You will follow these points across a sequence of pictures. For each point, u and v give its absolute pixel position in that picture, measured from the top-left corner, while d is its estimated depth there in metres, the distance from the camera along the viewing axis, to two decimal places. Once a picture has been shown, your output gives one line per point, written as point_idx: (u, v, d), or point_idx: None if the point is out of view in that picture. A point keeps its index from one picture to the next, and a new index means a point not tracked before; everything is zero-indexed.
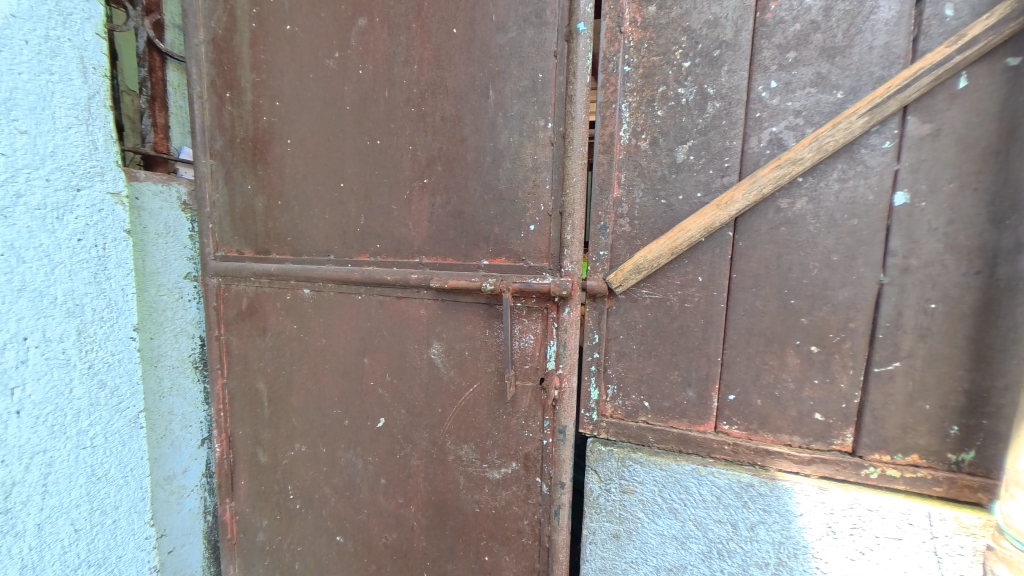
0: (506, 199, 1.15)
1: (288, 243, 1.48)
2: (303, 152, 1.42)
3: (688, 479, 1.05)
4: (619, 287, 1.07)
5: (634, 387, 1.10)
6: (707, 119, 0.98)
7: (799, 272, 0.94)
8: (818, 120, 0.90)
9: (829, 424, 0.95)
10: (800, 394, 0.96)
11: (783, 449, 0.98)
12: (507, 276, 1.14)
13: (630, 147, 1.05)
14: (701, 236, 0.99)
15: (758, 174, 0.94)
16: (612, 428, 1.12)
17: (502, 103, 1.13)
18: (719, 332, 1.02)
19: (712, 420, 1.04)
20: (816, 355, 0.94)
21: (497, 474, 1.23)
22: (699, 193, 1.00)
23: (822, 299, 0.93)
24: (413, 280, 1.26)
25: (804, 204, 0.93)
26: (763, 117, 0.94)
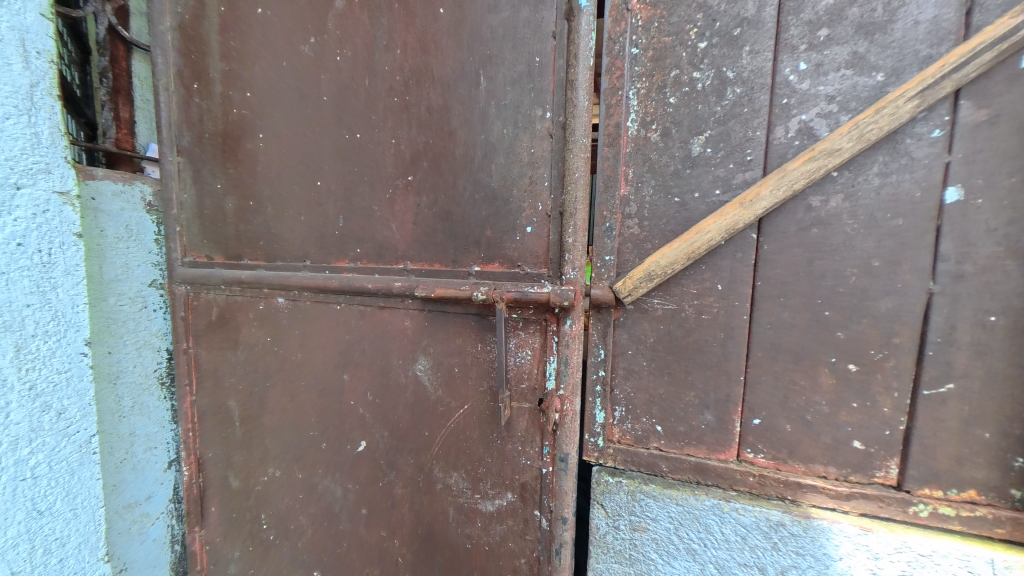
0: (499, 199, 1.03)
1: (262, 247, 1.36)
2: (277, 148, 1.29)
3: (708, 516, 0.92)
4: (627, 297, 0.94)
5: (644, 410, 0.98)
6: (726, 106, 0.87)
7: (833, 280, 0.82)
8: (854, 106, 0.79)
9: (869, 454, 0.83)
10: (835, 419, 0.85)
11: (817, 482, 0.86)
12: (500, 285, 1.01)
13: (638, 139, 0.94)
14: (721, 239, 0.86)
15: (789, 166, 0.81)
16: (620, 455, 0.99)
17: (495, 91, 1.01)
18: (741, 348, 0.90)
19: (734, 448, 0.92)
20: (853, 374, 0.83)
21: (490, 506, 1.10)
22: (718, 190, 0.88)
23: (860, 312, 0.81)
24: (396, 289, 1.13)
25: (839, 202, 0.81)
26: (791, 104, 0.83)
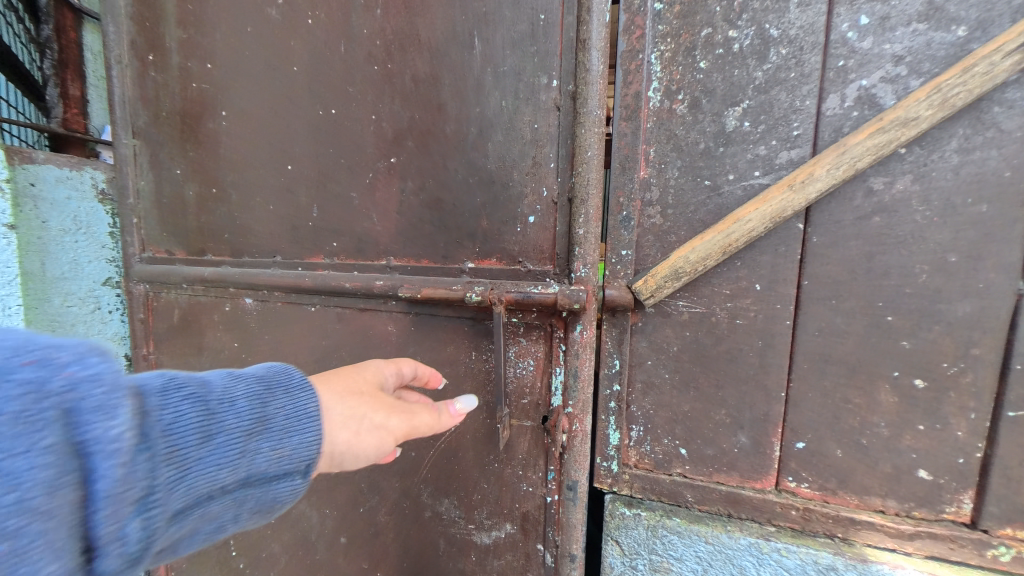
0: (496, 184, 0.88)
1: (227, 241, 1.21)
2: (242, 127, 1.14)
3: (743, 557, 0.79)
4: (648, 299, 0.79)
5: (666, 430, 0.84)
6: (768, 71, 0.72)
7: (898, 278, 0.69)
8: (928, 68, 0.65)
9: (937, 485, 0.70)
10: (897, 444, 0.71)
11: (874, 519, 0.73)
12: (498, 284, 0.85)
13: (661, 112, 0.79)
14: (762, 229, 0.72)
15: (849, 141, 0.67)
16: (638, 482, 0.85)
17: (492, 56, 0.86)
18: (782, 359, 0.76)
19: (773, 476, 0.78)
20: (920, 392, 0.69)
21: (487, 539, 0.96)
22: (757, 172, 0.74)
23: (931, 317, 0.68)
24: (376, 289, 0.97)
25: (907, 184, 0.67)
26: (848, 67, 0.69)
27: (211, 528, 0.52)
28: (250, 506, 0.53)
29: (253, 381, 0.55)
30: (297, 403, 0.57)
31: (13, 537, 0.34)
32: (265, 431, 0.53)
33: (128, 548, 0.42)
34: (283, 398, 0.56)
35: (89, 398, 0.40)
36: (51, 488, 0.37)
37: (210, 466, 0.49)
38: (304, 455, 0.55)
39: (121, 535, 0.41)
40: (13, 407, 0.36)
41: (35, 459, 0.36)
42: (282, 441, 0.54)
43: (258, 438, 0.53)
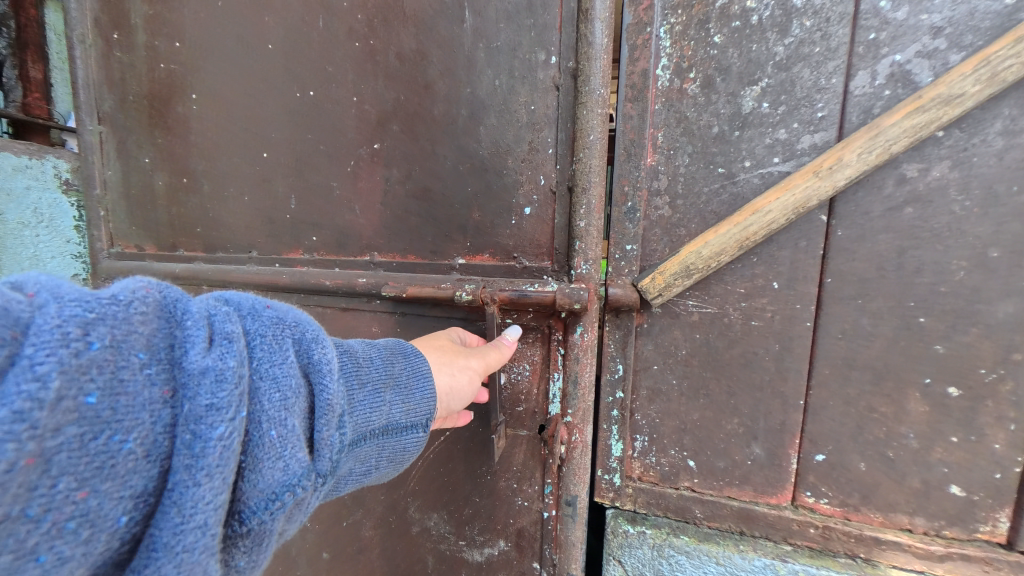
0: (489, 172, 0.81)
1: (200, 235, 1.12)
2: (215, 111, 1.05)
3: None
4: (655, 299, 0.72)
5: (673, 440, 0.77)
6: (789, 46, 0.65)
7: (931, 276, 0.62)
8: (971, 40, 0.58)
9: (971, 503, 0.64)
10: (927, 457, 0.65)
11: (900, 538, 0.66)
12: (491, 282, 0.78)
13: (670, 93, 0.72)
14: (783, 221, 0.65)
15: (882, 122, 0.60)
16: (642, 496, 0.79)
17: (484, 29, 0.78)
18: (801, 364, 0.69)
19: (790, 491, 0.72)
20: (954, 400, 0.63)
21: (479, 556, 0.89)
22: (776, 159, 0.67)
23: (968, 318, 0.61)
24: (359, 287, 0.90)
25: (945, 171, 0.60)
26: (880, 40, 0.61)
27: (359, 471, 0.52)
28: (384, 452, 0.52)
29: (383, 346, 0.57)
30: (413, 367, 0.57)
31: (281, 425, 0.38)
32: (395, 386, 0.54)
33: (334, 458, 0.44)
34: (404, 362, 0.57)
35: (309, 331, 0.45)
36: (299, 393, 0.41)
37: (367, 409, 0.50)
38: (426, 410, 0.56)
39: (334, 443, 0.43)
40: (272, 331, 0.42)
41: (289, 366, 0.41)
42: (407, 396, 0.55)
43: (389, 394, 0.53)
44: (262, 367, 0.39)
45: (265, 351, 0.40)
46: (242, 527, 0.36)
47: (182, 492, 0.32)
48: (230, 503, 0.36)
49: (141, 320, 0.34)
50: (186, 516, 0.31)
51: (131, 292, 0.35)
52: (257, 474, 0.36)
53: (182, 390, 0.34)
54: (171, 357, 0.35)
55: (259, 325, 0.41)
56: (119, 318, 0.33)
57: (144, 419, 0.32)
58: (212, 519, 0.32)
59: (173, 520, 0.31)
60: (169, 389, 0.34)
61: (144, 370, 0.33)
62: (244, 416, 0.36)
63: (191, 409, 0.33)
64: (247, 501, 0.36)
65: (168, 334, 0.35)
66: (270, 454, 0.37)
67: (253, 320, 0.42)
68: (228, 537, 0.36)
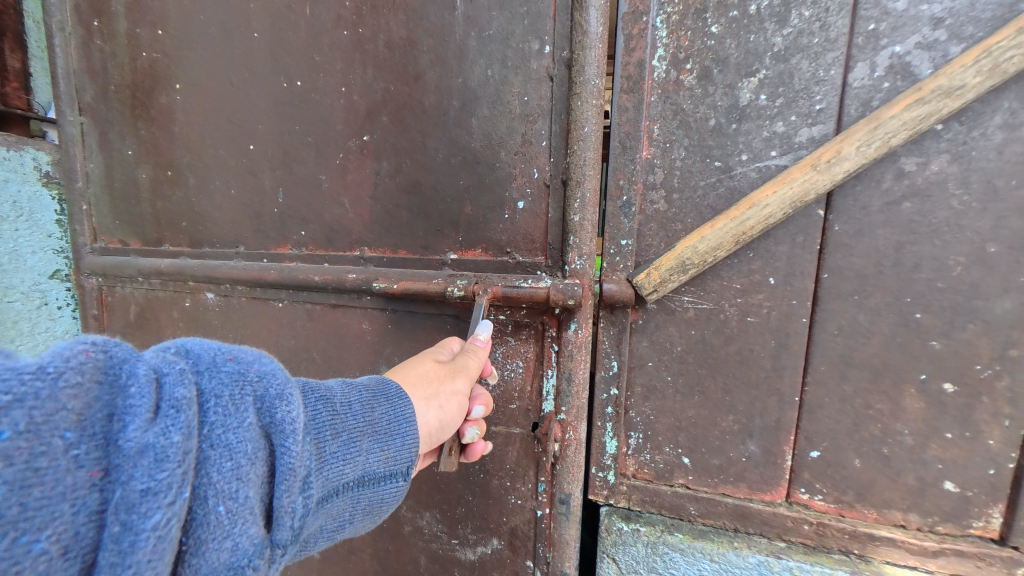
0: (481, 164, 0.79)
1: (185, 230, 1.10)
2: (200, 102, 1.02)
3: None
4: (651, 295, 0.71)
5: (668, 437, 0.76)
6: (788, 36, 0.64)
7: (929, 271, 0.61)
8: (971, 31, 0.57)
9: (966, 499, 0.63)
10: (922, 454, 0.64)
11: (894, 535, 0.66)
12: (484, 277, 0.77)
13: (667, 84, 0.70)
14: (780, 216, 0.64)
15: (882, 114, 0.59)
16: (636, 494, 0.78)
17: (476, 17, 0.75)
18: (797, 361, 0.68)
19: (784, 487, 0.71)
20: (950, 396, 0.62)
21: (472, 555, 0.88)
22: (774, 152, 0.66)
23: (965, 314, 0.60)
24: (349, 283, 0.88)
25: (944, 164, 0.59)
26: (880, 31, 0.60)
27: (333, 525, 0.51)
28: (361, 505, 0.51)
29: (364, 387, 0.55)
30: (395, 409, 0.55)
31: (230, 500, 0.37)
32: (374, 433, 0.52)
33: (296, 525, 0.42)
34: (386, 404, 0.55)
35: (273, 385, 0.43)
36: (254, 459, 0.39)
37: (338, 462, 0.48)
38: (407, 454, 0.55)
39: (296, 509, 0.42)
40: (228, 391, 0.40)
41: (244, 432, 0.39)
42: (387, 443, 0.53)
43: (366, 443, 0.51)
44: (213, 434, 0.37)
45: (217, 416, 0.38)
46: None
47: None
48: None
49: (71, 393, 0.31)
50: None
51: (66, 359, 0.33)
52: (200, 557, 0.35)
53: (116, 472, 0.32)
54: (107, 433, 0.32)
55: (215, 385, 0.40)
56: (44, 396, 0.30)
57: (64, 511, 0.30)
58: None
59: None
60: (99, 470, 0.32)
61: (70, 452, 0.31)
62: (184, 497, 0.34)
63: (124, 496, 0.31)
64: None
65: (108, 403, 0.33)
66: (216, 534, 0.36)
67: (209, 378, 0.40)
68: None
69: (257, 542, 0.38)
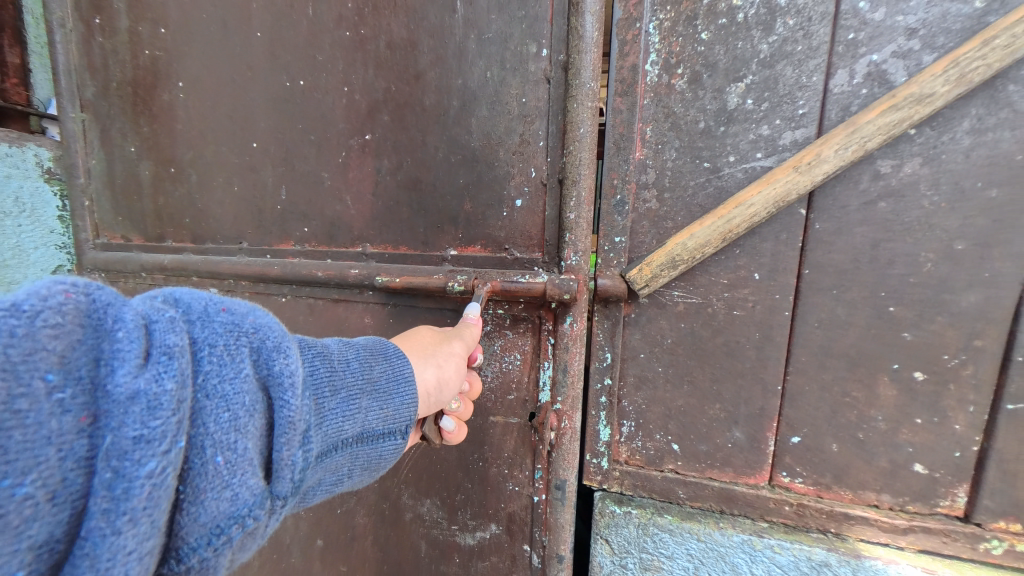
0: (480, 163, 0.82)
1: (187, 226, 1.11)
2: (202, 99, 1.04)
3: (735, 554, 0.76)
4: (643, 289, 0.75)
5: (658, 425, 0.80)
6: (774, 44, 0.67)
7: (903, 267, 0.65)
8: (943, 42, 0.60)
9: (934, 480, 0.68)
10: (895, 438, 0.69)
11: (868, 514, 0.71)
12: (483, 273, 0.80)
13: (659, 88, 0.73)
14: (765, 214, 0.68)
15: (860, 119, 0.63)
16: (628, 479, 0.82)
17: (475, 20, 0.78)
18: (780, 351, 0.72)
19: (767, 471, 0.75)
20: (921, 384, 0.67)
21: (471, 540, 0.91)
22: (760, 155, 0.69)
23: (935, 307, 0.65)
24: (351, 278, 0.90)
25: (916, 167, 0.63)
26: (859, 40, 0.64)
27: (332, 480, 0.53)
28: (359, 462, 0.53)
29: (363, 347, 0.56)
30: (395, 369, 0.57)
31: (228, 450, 0.37)
32: (374, 391, 0.54)
33: (296, 478, 0.43)
34: (384, 364, 0.56)
35: (269, 338, 0.43)
36: (251, 411, 0.39)
37: (338, 419, 0.49)
38: (408, 415, 0.57)
39: (295, 463, 0.43)
40: (223, 341, 0.40)
41: (240, 383, 0.39)
42: (387, 402, 0.55)
43: (367, 400, 0.53)
44: (209, 384, 0.37)
45: (212, 366, 0.38)
46: (180, 565, 0.35)
47: (98, 541, 0.30)
48: (167, 539, 0.35)
49: (51, 335, 0.31)
50: (101, 569, 0.29)
51: (44, 298, 0.32)
52: (199, 506, 0.35)
53: (104, 418, 0.31)
54: (93, 378, 0.32)
55: (208, 334, 0.39)
56: (23, 336, 0.29)
57: (51, 455, 0.29)
58: (135, 569, 0.31)
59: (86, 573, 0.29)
60: (86, 416, 0.31)
61: (52, 395, 0.30)
62: (179, 446, 0.33)
63: (114, 441, 0.31)
64: (186, 537, 0.35)
65: (93, 349, 0.33)
66: (214, 484, 0.36)
67: (202, 327, 0.39)
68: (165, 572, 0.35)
69: (257, 493, 0.38)
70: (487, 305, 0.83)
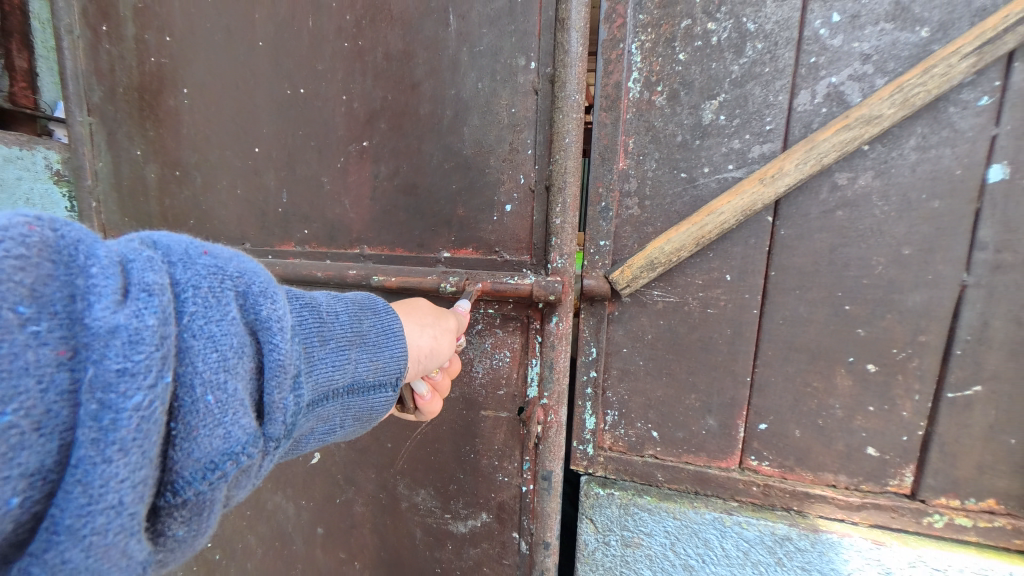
0: (473, 169, 0.87)
1: (192, 227, 1.16)
2: (206, 105, 1.09)
3: (707, 530, 0.84)
4: (625, 289, 0.81)
5: (639, 414, 0.87)
6: (744, 65, 0.74)
7: (858, 270, 0.72)
8: (893, 67, 0.67)
9: (884, 461, 0.76)
10: (850, 424, 0.76)
11: (826, 492, 0.78)
12: (475, 274, 0.86)
13: (641, 103, 0.80)
14: (735, 221, 0.74)
15: (818, 137, 0.70)
16: (612, 463, 0.89)
17: (467, 33, 0.84)
18: (749, 346, 0.79)
19: (737, 455, 0.83)
20: (873, 375, 0.74)
21: (463, 528, 0.98)
22: (731, 166, 0.76)
23: (885, 306, 0.72)
24: (350, 278, 0.94)
25: (869, 179, 0.70)
26: (819, 63, 0.70)
27: (325, 430, 0.54)
28: (352, 412, 0.55)
29: (349, 301, 0.58)
30: (383, 323, 0.59)
31: (219, 390, 0.36)
32: (363, 343, 0.56)
33: (289, 422, 0.43)
34: (372, 318, 0.58)
35: (255, 283, 0.42)
36: (242, 353, 0.39)
37: (328, 366, 0.50)
38: (394, 369, 0.59)
39: (287, 406, 0.43)
40: (207, 283, 0.38)
41: (230, 325, 0.38)
42: (376, 353, 0.57)
43: (356, 350, 0.55)
44: (195, 324, 0.36)
45: (198, 307, 0.37)
46: (176, 497, 0.35)
47: (88, 471, 0.29)
48: (161, 474, 0.34)
49: (16, 265, 0.28)
50: (94, 496, 0.29)
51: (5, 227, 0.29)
52: (192, 443, 0.35)
53: (85, 351, 0.30)
54: (70, 311, 0.30)
55: (191, 276, 0.38)
56: None
57: (30, 387, 0.28)
58: (128, 497, 0.30)
59: (77, 501, 0.29)
60: (65, 349, 0.29)
61: (25, 327, 0.28)
62: (165, 383, 0.32)
63: (97, 374, 0.29)
64: (180, 471, 0.35)
65: (65, 282, 0.31)
66: (207, 422, 0.36)
67: (185, 268, 0.38)
68: (161, 506, 0.35)
69: (251, 433, 0.38)
70: (479, 304, 0.89)
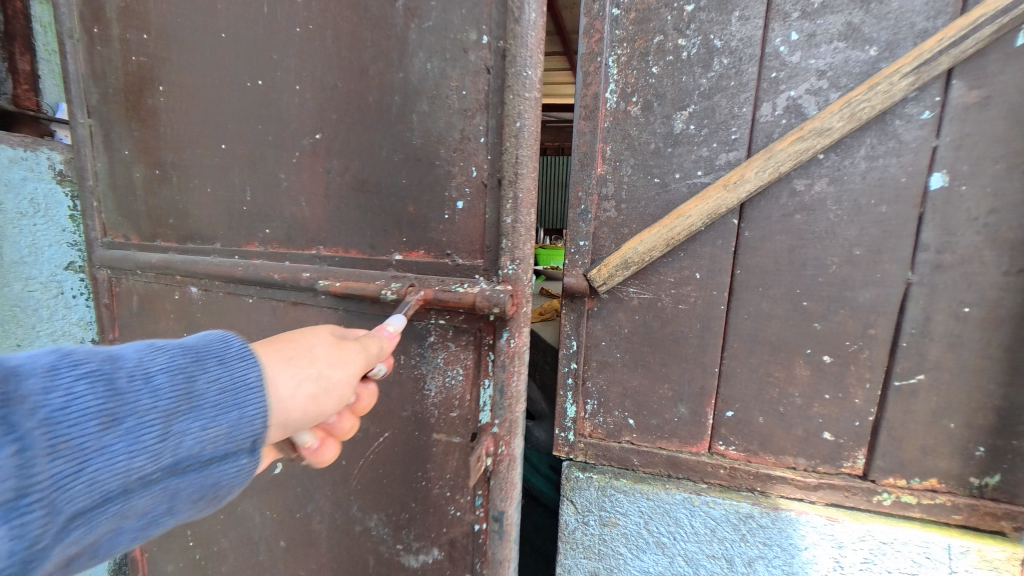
0: (423, 161, 0.91)
1: (172, 227, 1.21)
2: (183, 104, 1.13)
3: (678, 510, 0.90)
4: (602, 286, 0.87)
5: (617, 403, 0.93)
6: (712, 78, 0.79)
7: (814, 269, 0.79)
8: (846, 83, 0.73)
9: (839, 445, 0.82)
10: (809, 411, 0.83)
11: (786, 474, 0.85)
12: (425, 279, 0.91)
13: (617, 113, 0.85)
14: (702, 224, 0.80)
15: (775, 147, 0.76)
16: (591, 449, 0.95)
17: (417, 9, 0.86)
18: (717, 340, 0.86)
19: (706, 440, 0.89)
20: (828, 366, 0.80)
21: (415, 561, 1.01)
22: (700, 172, 0.82)
23: (839, 302, 0.78)
24: (306, 279, 1.01)
25: (824, 186, 0.76)
26: (780, 78, 0.76)
27: (163, 512, 0.52)
28: (185, 490, 0.51)
29: (177, 352, 0.52)
30: (230, 374, 0.53)
31: None
32: (191, 410, 0.50)
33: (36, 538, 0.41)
34: (210, 372, 0.52)
35: None
36: None
37: (118, 454, 0.45)
38: (257, 421, 0.55)
39: (25, 527, 0.40)
40: None
41: None
42: (215, 419, 0.52)
43: (182, 418, 0.50)
44: None
45: None
46: None
47: None
48: None
49: None
50: None
51: None
52: None
53: None
54: None
55: None
56: None
57: None
58: None
59: None
60: None
61: None
62: None
63: None
64: None
65: None
66: None
67: None
68: None
69: None
70: (431, 314, 0.93)
